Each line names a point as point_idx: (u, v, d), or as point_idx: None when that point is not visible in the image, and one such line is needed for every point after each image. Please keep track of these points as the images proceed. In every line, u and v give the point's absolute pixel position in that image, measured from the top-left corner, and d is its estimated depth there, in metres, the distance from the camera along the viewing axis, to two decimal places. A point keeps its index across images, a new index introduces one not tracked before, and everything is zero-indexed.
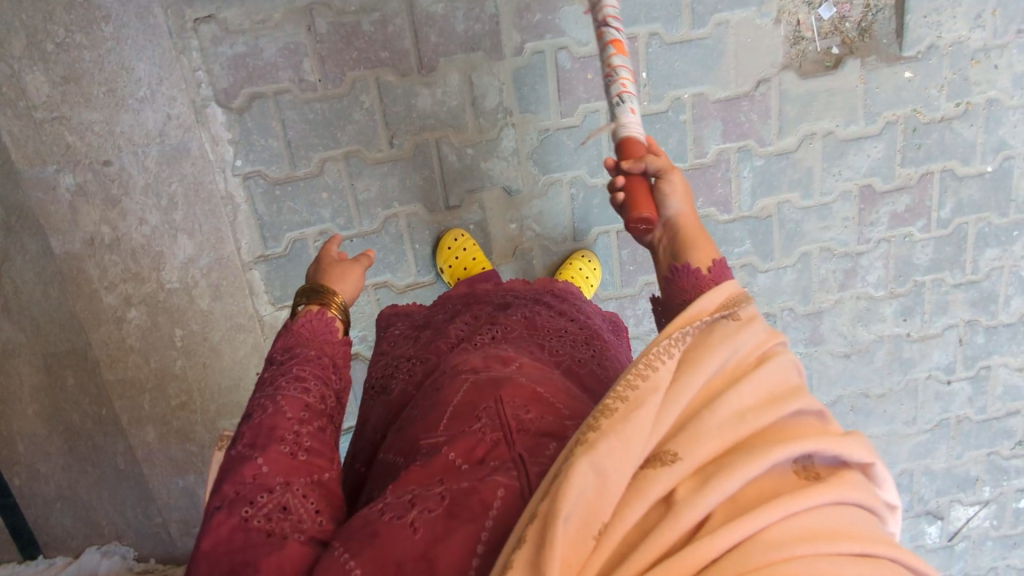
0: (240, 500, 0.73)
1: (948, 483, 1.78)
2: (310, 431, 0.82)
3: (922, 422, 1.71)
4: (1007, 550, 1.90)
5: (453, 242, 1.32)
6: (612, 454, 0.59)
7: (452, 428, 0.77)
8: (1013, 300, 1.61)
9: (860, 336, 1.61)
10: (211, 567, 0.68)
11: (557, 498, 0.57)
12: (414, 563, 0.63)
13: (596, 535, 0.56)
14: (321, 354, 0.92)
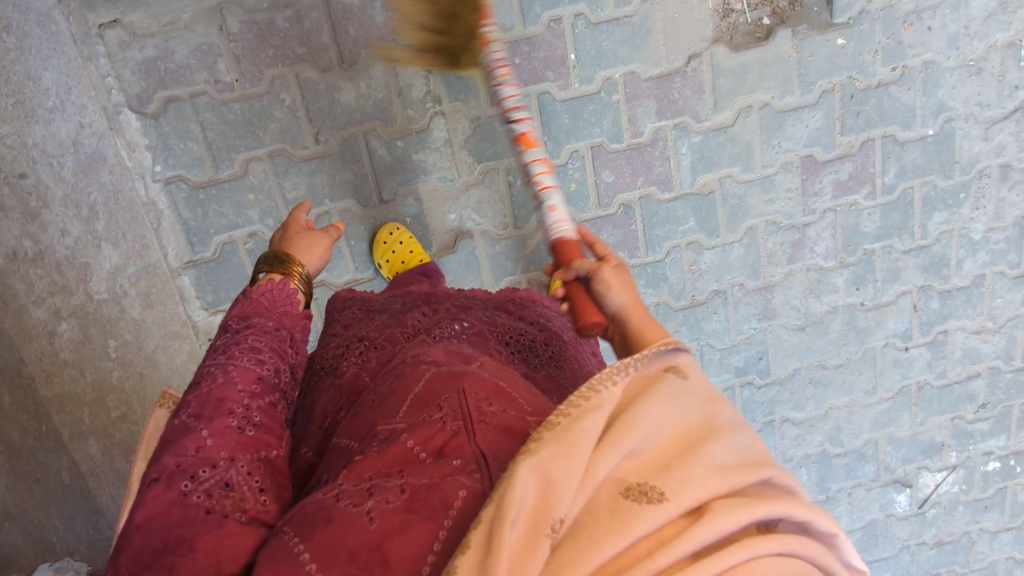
0: (180, 473, 0.74)
1: (913, 451, 1.79)
2: (259, 406, 0.84)
3: (883, 390, 1.71)
4: (978, 514, 1.90)
5: (389, 236, 1.31)
6: (561, 463, 0.62)
7: (411, 416, 0.76)
8: (965, 263, 1.61)
9: (813, 307, 1.60)
10: (144, 540, 0.69)
11: (504, 497, 0.59)
12: (367, 553, 0.61)
13: (550, 531, 0.58)
14: (278, 327, 0.94)
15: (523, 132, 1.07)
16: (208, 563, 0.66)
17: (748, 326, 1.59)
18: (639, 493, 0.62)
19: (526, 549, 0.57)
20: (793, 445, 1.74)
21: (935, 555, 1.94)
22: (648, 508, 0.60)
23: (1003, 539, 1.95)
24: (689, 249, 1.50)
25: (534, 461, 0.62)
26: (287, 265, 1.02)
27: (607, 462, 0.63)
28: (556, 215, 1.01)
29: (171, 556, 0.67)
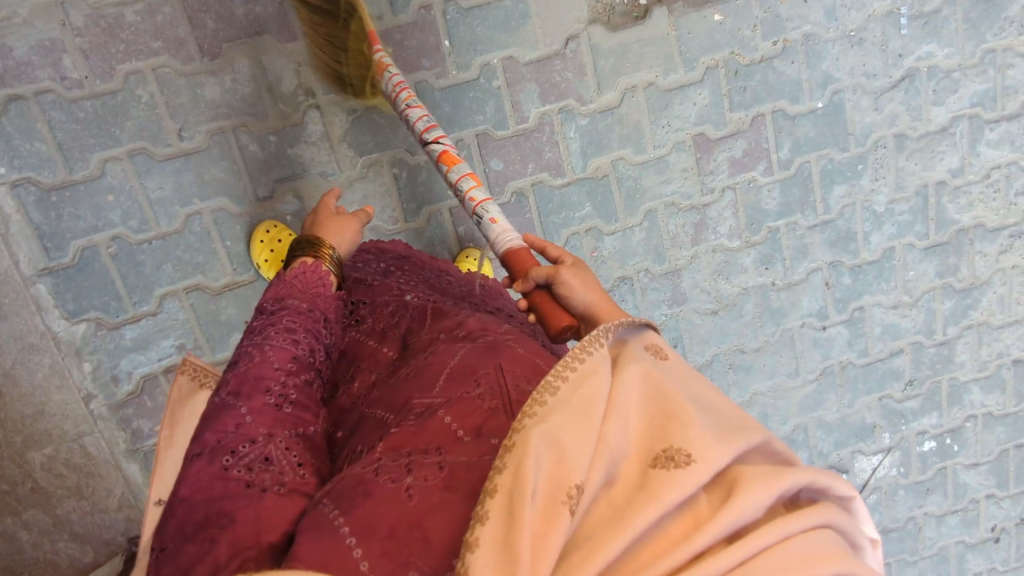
0: (221, 449, 0.73)
1: (845, 434, 1.75)
2: (297, 384, 0.82)
3: (806, 372, 1.67)
4: (921, 498, 1.85)
5: (266, 234, 1.26)
6: (574, 431, 0.60)
7: (449, 391, 0.75)
8: (872, 236, 1.59)
9: (723, 290, 1.57)
10: (187, 512, 0.68)
11: (517, 472, 0.58)
12: (408, 530, 0.60)
13: (565, 499, 0.57)
14: (313, 308, 0.92)
15: (443, 152, 1.06)
16: (249, 538, 0.64)
17: (659, 313, 1.56)
18: (665, 458, 0.61)
19: (547, 520, 0.56)
20: None
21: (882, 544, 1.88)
22: (678, 478, 0.59)
23: (950, 524, 1.89)
24: (589, 235, 1.47)
25: (542, 427, 0.60)
26: (318, 247, 1.01)
27: (618, 424, 0.62)
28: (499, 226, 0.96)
29: (213, 529, 0.65)
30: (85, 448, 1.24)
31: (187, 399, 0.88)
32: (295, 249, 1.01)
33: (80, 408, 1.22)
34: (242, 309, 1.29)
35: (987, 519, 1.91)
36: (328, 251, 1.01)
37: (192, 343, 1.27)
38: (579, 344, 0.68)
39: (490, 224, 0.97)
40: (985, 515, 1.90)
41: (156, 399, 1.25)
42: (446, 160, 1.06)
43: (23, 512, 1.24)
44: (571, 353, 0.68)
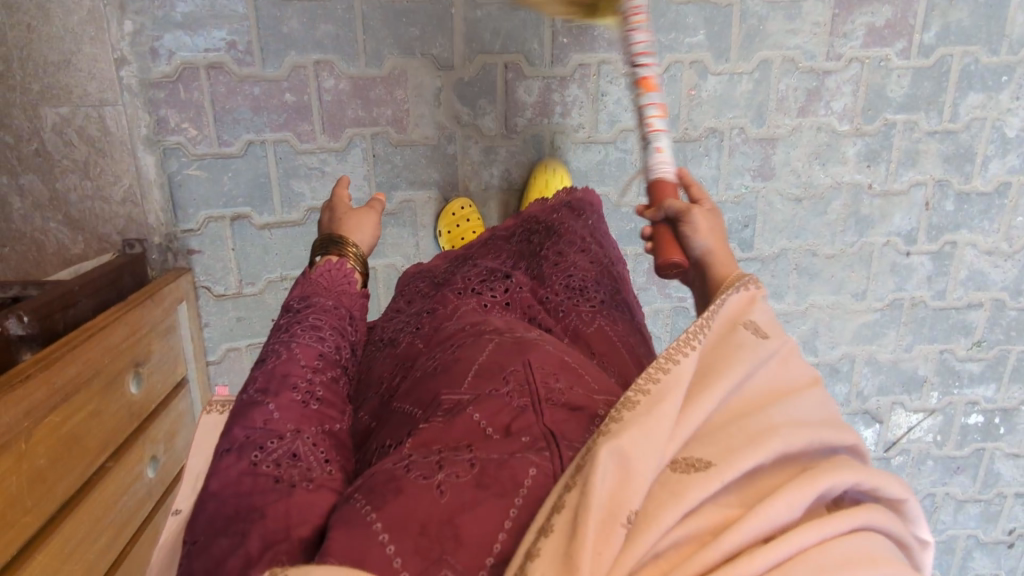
0: (250, 444, 0.71)
1: (891, 380, 1.59)
2: (322, 380, 0.82)
3: (872, 298, 1.51)
4: (948, 475, 1.69)
5: (458, 211, 1.34)
6: (641, 440, 0.50)
7: (478, 387, 0.70)
8: (991, 162, 1.42)
9: (815, 177, 1.41)
10: (218, 506, 0.66)
11: (585, 488, 0.48)
12: (439, 527, 0.52)
13: (623, 522, 0.46)
14: (337, 305, 0.92)
15: (646, 76, 0.92)
16: (279, 532, 0.60)
17: (740, 183, 1.41)
18: (685, 464, 0.50)
19: (601, 540, 0.45)
20: None
21: None
22: (701, 478, 0.48)
23: (968, 512, 1.74)
24: (692, 69, 1.32)
25: (613, 443, 0.50)
26: (341, 244, 1.00)
27: (682, 432, 0.52)
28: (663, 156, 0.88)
29: (243, 521, 0.62)
30: (102, 121, 1.12)
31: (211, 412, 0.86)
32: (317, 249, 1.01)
33: (110, 72, 1.09)
34: (307, 27, 1.16)
35: (1007, 520, 1.75)
36: (351, 247, 1.00)
37: (246, 44, 1.14)
38: (663, 353, 0.58)
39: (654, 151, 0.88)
40: (1007, 514, 1.75)
41: (191, 93, 1.14)
42: (647, 87, 0.92)
43: (22, 175, 1.12)
44: (655, 364, 0.57)
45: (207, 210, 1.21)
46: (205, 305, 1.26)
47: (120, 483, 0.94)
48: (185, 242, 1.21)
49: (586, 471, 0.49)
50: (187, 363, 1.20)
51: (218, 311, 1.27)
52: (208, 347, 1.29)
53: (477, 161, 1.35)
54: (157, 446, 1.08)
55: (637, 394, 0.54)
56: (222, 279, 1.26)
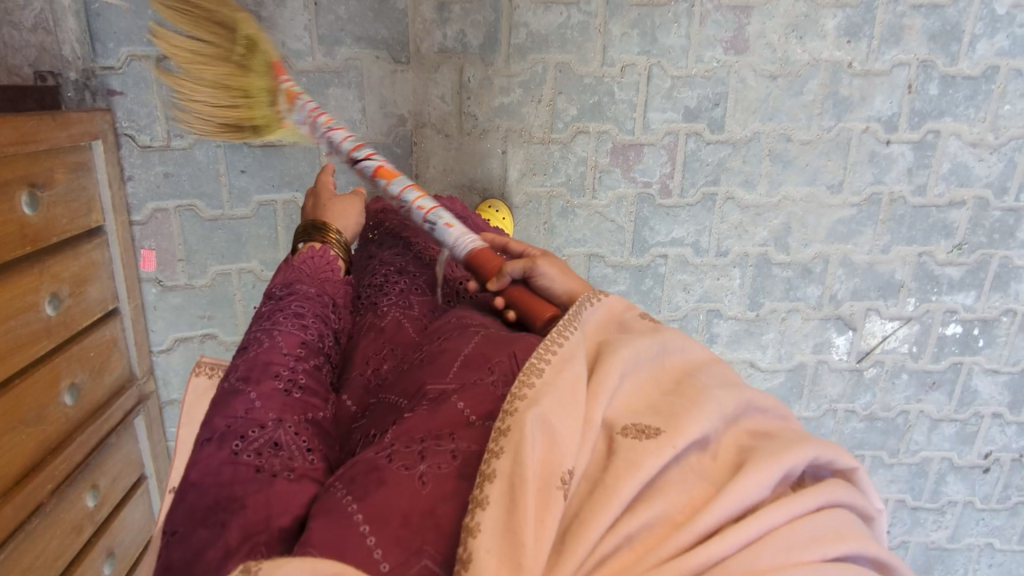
0: (230, 434, 0.67)
1: (866, 284, 1.49)
2: (307, 369, 0.77)
3: (849, 192, 1.42)
4: (922, 392, 1.59)
5: (385, 191, 1.30)
6: (559, 412, 0.53)
7: (463, 376, 0.66)
8: (979, 43, 1.33)
9: (792, 53, 1.32)
10: (197, 498, 0.62)
11: (518, 456, 0.50)
12: (421, 518, 0.52)
13: (561, 484, 0.49)
14: (321, 294, 0.87)
15: (378, 167, 1.01)
16: (259, 522, 0.57)
17: (711, 56, 1.32)
18: (634, 433, 0.54)
19: (544, 508, 0.48)
20: (732, 237, 1.44)
21: (862, 432, 1.62)
22: (653, 446, 0.52)
23: (943, 433, 1.63)
24: None
25: (533, 409, 0.52)
26: (324, 232, 0.96)
27: (601, 402, 0.56)
28: (456, 232, 0.91)
29: (222, 512, 0.59)
30: None
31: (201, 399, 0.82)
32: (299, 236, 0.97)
33: None
34: None
35: (984, 443, 1.64)
36: (335, 234, 0.97)
37: None
38: (556, 328, 0.62)
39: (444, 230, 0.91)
40: (984, 436, 1.64)
41: None
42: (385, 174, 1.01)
43: None
44: (550, 336, 0.62)
45: (130, 47, 1.13)
46: (129, 156, 1.18)
47: (4, 303, 0.87)
48: (105, 81, 1.13)
49: (513, 437, 0.51)
50: (104, 213, 1.13)
51: (143, 165, 1.19)
52: (134, 205, 1.21)
53: (430, 20, 1.26)
54: (60, 286, 1.00)
55: (557, 365, 0.58)
56: (148, 128, 1.18)
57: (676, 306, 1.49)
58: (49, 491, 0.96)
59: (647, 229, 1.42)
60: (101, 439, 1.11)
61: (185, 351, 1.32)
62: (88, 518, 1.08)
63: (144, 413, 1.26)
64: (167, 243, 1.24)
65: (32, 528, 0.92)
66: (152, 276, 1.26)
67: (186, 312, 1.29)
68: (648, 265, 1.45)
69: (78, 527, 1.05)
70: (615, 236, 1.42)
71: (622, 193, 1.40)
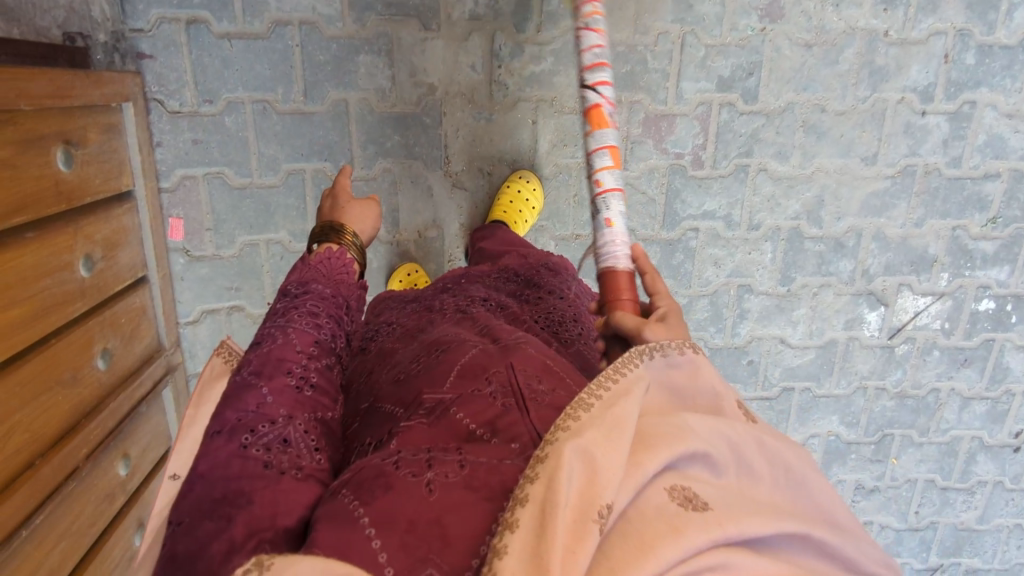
0: (240, 427, 0.68)
1: (900, 258, 1.47)
2: (317, 367, 0.79)
3: (883, 164, 1.40)
4: (954, 369, 1.57)
5: (407, 276, 1.36)
6: (611, 451, 0.51)
7: (462, 387, 0.67)
8: (1017, 12, 1.31)
9: (828, 21, 1.31)
10: (204, 491, 0.62)
11: (552, 483, 0.48)
12: (427, 526, 0.51)
13: (597, 519, 0.46)
14: (334, 295, 0.89)
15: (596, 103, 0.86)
16: (265, 520, 0.58)
17: (746, 24, 1.30)
18: (683, 497, 0.50)
19: (575, 538, 0.45)
20: (765, 210, 1.42)
21: (892, 410, 1.60)
22: (701, 516, 0.48)
23: (974, 411, 1.61)
24: None
25: (580, 442, 0.50)
26: (340, 233, 0.99)
27: (661, 455, 0.51)
28: (616, 231, 0.81)
29: (229, 507, 0.60)
30: None
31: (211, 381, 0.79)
32: (316, 237, 0.99)
33: None
34: None
35: (1015, 421, 1.62)
36: (350, 237, 0.99)
37: None
38: (621, 361, 0.60)
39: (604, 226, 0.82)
40: (1015, 415, 1.62)
41: None
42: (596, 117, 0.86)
43: None
44: (606, 373, 0.59)
45: (160, 9, 1.11)
46: (158, 121, 1.16)
47: (39, 259, 0.85)
48: (135, 43, 1.11)
49: (551, 467, 0.49)
50: (134, 177, 1.11)
51: (173, 131, 1.17)
52: (162, 171, 1.19)
53: None
54: (93, 248, 0.98)
55: (618, 407, 0.55)
56: (177, 93, 1.16)
57: (707, 282, 1.47)
58: (83, 456, 0.94)
59: (679, 201, 1.40)
60: (133, 406, 1.10)
61: (212, 323, 1.30)
62: (119, 488, 1.06)
63: (171, 384, 1.24)
64: (196, 212, 1.22)
65: (68, 491, 0.90)
66: (179, 245, 1.24)
67: (214, 283, 1.27)
68: (679, 239, 1.43)
69: (110, 495, 1.03)
70: (646, 209, 1.40)
71: (654, 164, 1.37)
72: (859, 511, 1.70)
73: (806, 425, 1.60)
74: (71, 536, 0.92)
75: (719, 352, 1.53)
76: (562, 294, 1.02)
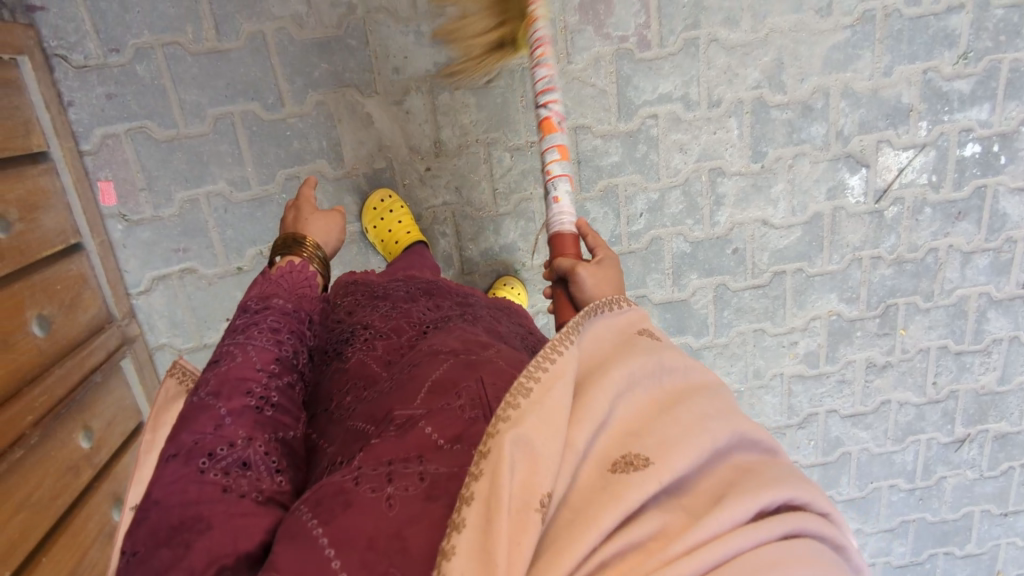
0: (197, 451, 0.66)
1: (873, 112, 1.39)
2: (278, 386, 0.74)
3: (839, 14, 1.33)
4: (949, 224, 1.50)
5: (380, 203, 1.30)
6: (546, 437, 0.53)
7: (432, 402, 0.65)
8: None
9: None
10: (162, 515, 0.61)
11: (495, 480, 0.50)
12: (387, 541, 0.52)
13: (539, 507, 0.49)
14: (297, 310, 0.82)
15: (548, 119, 1.00)
16: (224, 546, 0.57)
17: None
18: (623, 462, 0.54)
19: (519, 527, 0.48)
20: (723, 83, 1.35)
21: (892, 279, 1.53)
22: (636, 480, 0.52)
23: (977, 266, 1.54)
24: None
25: (515, 431, 0.52)
26: (302, 247, 0.90)
27: (586, 429, 0.55)
28: (561, 207, 0.91)
29: (187, 533, 0.59)
30: None
31: (170, 404, 0.77)
32: (276, 249, 0.91)
33: None
34: None
35: (1021, 269, 1.55)
36: (312, 250, 0.91)
37: None
38: (550, 343, 0.62)
39: (552, 204, 0.93)
40: (1020, 262, 1.55)
41: None
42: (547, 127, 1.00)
43: None
44: (541, 353, 0.61)
45: None
46: (64, 78, 1.11)
47: None
48: None
49: (494, 460, 0.51)
50: (47, 138, 1.08)
51: (83, 88, 1.13)
52: (81, 133, 1.14)
53: None
54: (7, 208, 0.94)
55: (545, 389, 0.57)
56: (80, 46, 1.11)
57: (675, 170, 1.40)
58: (28, 426, 0.90)
59: (631, 88, 1.33)
60: (85, 375, 1.05)
61: (165, 291, 1.24)
62: (86, 462, 1.02)
63: (131, 357, 1.21)
64: (125, 173, 1.17)
65: (14, 460, 0.86)
66: (115, 211, 1.19)
67: (159, 247, 1.22)
68: (639, 129, 1.36)
69: (75, 468, 0.99)
70: (598, 102, 1.33)
71: (599, 53, 1.30)
72: (874, 391, 1.64)
73: (805, 309, 1.54)
74: (29, 507, 0.87)
75: (702, 246, 1.46)
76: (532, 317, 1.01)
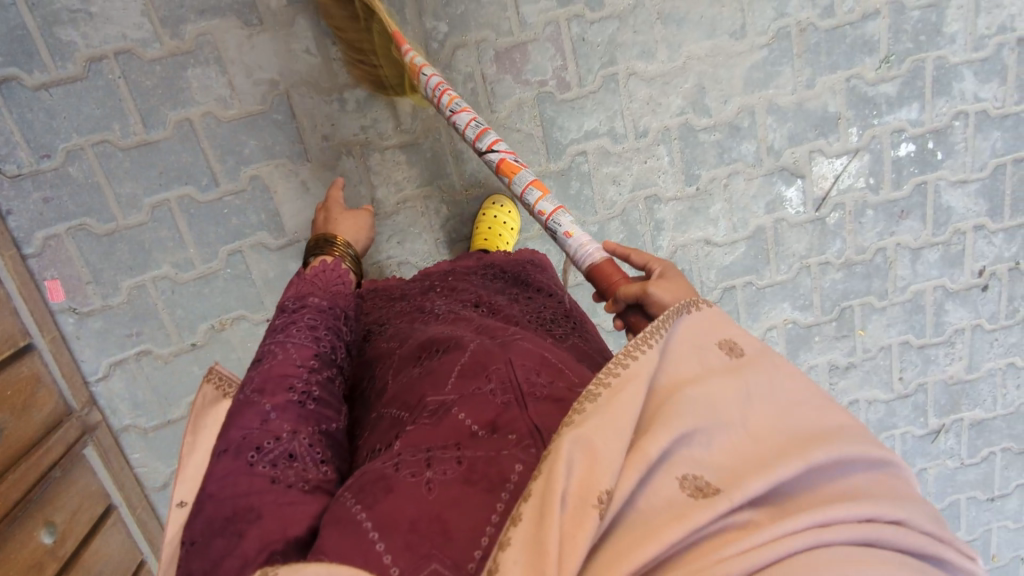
0: (246, 445, 0.65)
1: (801, 124, 1.40)
2: (319, 381, 0.74)
3: (754, 34, 1.34)
4: (894, 223, 1.50)
5: None
6: (606, 436, 0.51)
7: (462, 387, 0.67)
8: None
9: None
10: (216, 507, 0.61)
11: (549, 475, 0.48)
12: (429, 523, 0.52)
13: (597, 501, 0.47)
14: (332, 306, 0.83)
15: (500, 160, 0.96)
16: (275, 534, 0.57)
17: None
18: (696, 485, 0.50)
19: (574, 524, 0.46)
20: (648, 113, 1.37)
21: (843, 282, 1.54)
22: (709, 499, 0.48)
23: (928, 261, 1.54)
24: None
25: (573, 433, 0.51)
26: (332, 247, 0.93)
27: (659, 434, 0.50)
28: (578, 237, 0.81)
29: (241, 523, 0.58)
30: None
31: (209, 410, 0.76)
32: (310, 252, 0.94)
33: None
34: None
35: (974, 259, 1.55)
36: (342, 248, 0.94)
37: None
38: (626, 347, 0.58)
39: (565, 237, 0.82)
40: (972, 252, 1.55)
41: None
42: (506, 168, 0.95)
43: None
44: (617, 358, 0.57)
45: None
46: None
47: None
48: None
49: (550, 461, 0.50)
50: None
51: (19, 196, 1.18)
52: (22, 238, 1.20)
53: None
54: None
55: (613, 397, 0.54)
56: (12, 156, 1.17)
57: (612, 202, 1.42)
58: None
59: (557, 128, 1.35)
60: (42, 473, 1.12)
61: (123, 374, 1.29)
62: (49, 556, 1.10)
63: (93, 444, 1.26)
64: (71, 269, 1.23)
65: None
66: (64, 306, 1.24)
67: (112, 334, 1.27)
68: (570, 167, 1.38)
69: (38, 564, 1.07)
70: (526, 145, 1.36)
71: (521, 98, 1.33)
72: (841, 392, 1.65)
73: (759, 320, 1.55)
74: None
75: None
76: (550, 298, 1.03)
